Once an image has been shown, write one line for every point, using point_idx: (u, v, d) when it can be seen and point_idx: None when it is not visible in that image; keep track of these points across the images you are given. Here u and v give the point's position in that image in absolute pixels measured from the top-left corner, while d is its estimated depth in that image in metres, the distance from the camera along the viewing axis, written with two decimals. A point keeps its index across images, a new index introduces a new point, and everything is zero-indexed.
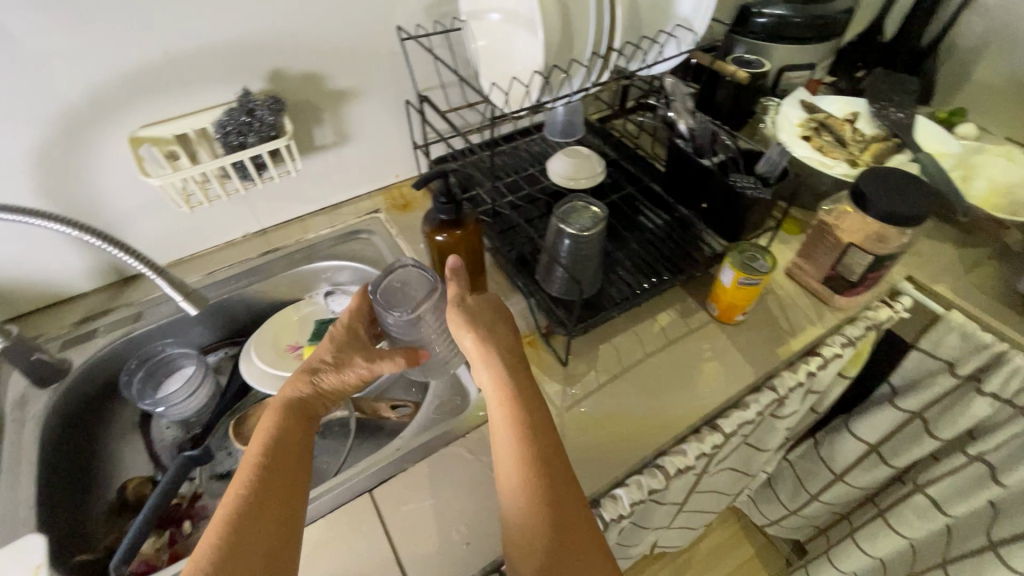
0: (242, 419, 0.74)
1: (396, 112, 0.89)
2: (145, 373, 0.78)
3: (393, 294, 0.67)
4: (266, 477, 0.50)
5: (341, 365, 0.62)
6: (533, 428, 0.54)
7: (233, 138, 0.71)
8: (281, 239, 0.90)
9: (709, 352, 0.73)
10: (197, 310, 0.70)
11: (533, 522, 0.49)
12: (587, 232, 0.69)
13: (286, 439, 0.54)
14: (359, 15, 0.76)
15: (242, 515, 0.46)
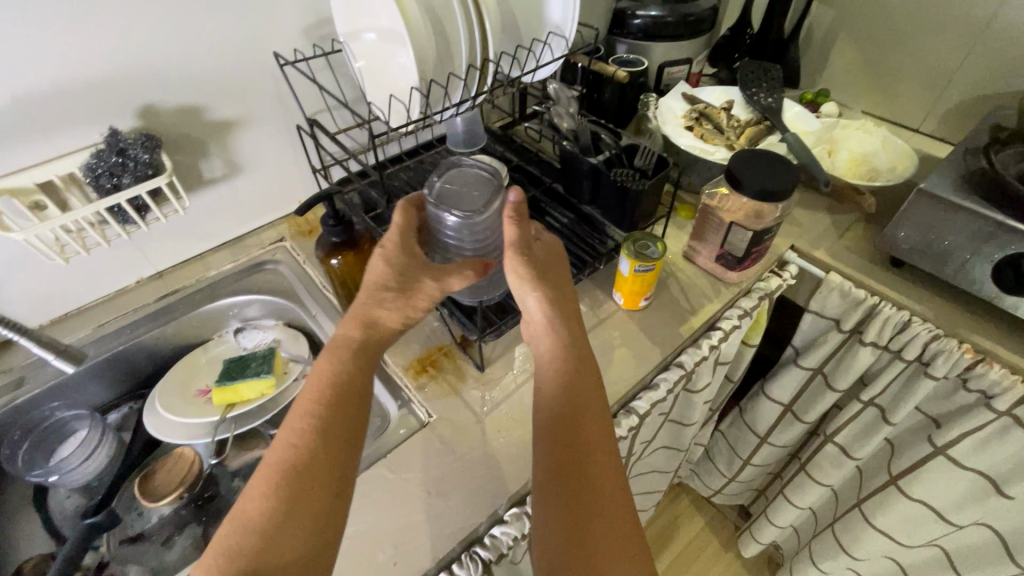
0: (148, 475, 0.71)
1: (288, 138, 0.87)
2: (35, 443, 0.72)
3: (450, 197, 0.62)
4: (326, 418, 0.49)
5: (402, 296, 0.58)
6: (578, 376, 0.55)
7: (105, 180, 0.67)
8: (180, 280, 0.86)
9: (619, 340, 0.77)
10: (75, 366, 0.70)
11: (569, 460, 0.51)
12: None
13: (346, 379, 0.53)
14: (231, 43, 0.74)
15: (303, 457, 0.46)
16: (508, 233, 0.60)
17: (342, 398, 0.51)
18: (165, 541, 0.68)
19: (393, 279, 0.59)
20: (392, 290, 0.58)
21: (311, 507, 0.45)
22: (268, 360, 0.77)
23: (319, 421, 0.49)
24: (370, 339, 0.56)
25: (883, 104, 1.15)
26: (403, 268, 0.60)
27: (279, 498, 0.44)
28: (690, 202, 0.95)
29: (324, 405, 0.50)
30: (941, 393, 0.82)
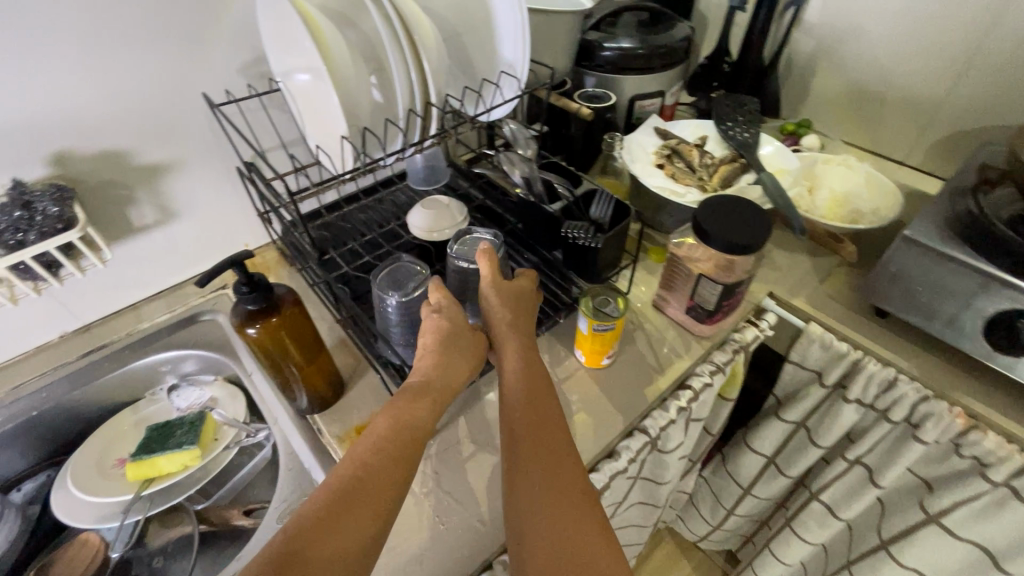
0: (45, 565, 0.66)
1: (229, 179, 0.81)
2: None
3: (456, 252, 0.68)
4: (393, 444, 0.48)
5: (458, 346, 0.58)
6: (542, 404, 0.55)
7: (9, 236, 0.61)
8: (107, 334, 0.79)
9: (578, 403, 0.70)
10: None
11: (548, 484, 0.50)
12: (416, 294, 0.63)
13: (421, 411, 0.52)
14: (156, 84, 0.68)
15: (370, 479, 0.45)
16: (483, 270, 0.62)
17: (410, 427, 0.50)
18: None
19: (444, 330, 0.57)
20: (444, 340, 0.57)
21: (362, 526, 0.43)
22: (195, 427, 0.70)
23: (382, 447, 0.48)
24: (440, 378, 0.54)
25: (866, 137, 1.10)
26: (452, 321, 0.59)
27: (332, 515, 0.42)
28: (660, 243, 0.90)
29: (393, 432, 0.49)
30: (932, 456, 0.76)
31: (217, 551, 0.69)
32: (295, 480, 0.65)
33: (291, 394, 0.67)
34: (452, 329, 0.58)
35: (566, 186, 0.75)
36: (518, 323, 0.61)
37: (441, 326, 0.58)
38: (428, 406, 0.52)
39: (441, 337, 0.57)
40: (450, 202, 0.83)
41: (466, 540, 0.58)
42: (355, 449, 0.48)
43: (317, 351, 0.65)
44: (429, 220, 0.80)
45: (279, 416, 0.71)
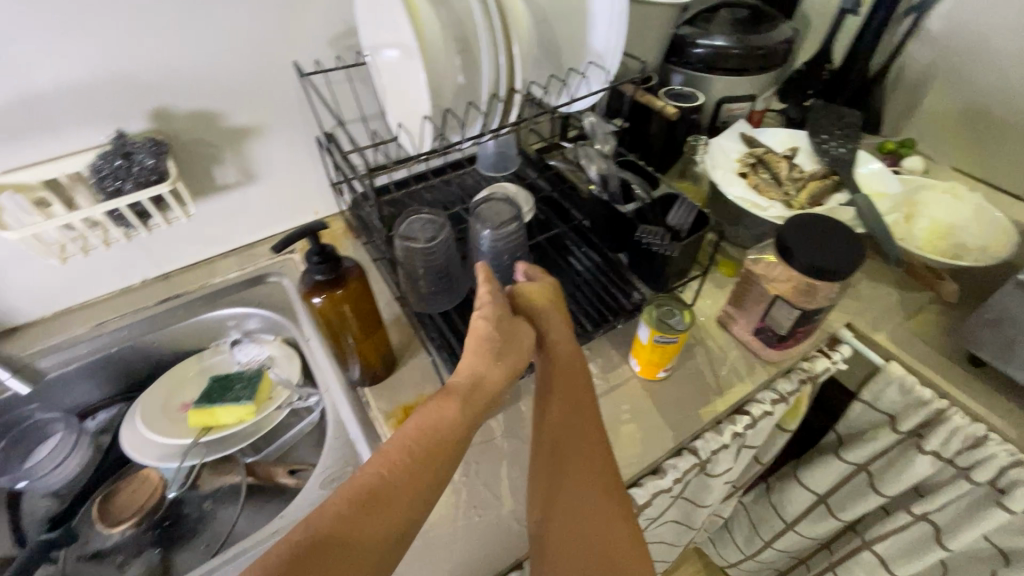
0: (109, 496, 0.69)
1: (307, 148, 0.83)
2: (11, 443, 0.72)
3: (484, 211, 0.72)
4: (431, 446, 0.43)
5: (512, 350, 0.50)
6: (585, 423, 0.53)
7: (108, 182, 0.65)
8: (183, 284, 0.84)
9: (628, 414, 0.68)
10: (29, 388, 0.73)
11: (579, 504, 0.50)
12: (506, 226, 0.70)
13: (461, 412, 0.46)
14: (251, 49, 0.70)
15: (402, 482, 0.41)
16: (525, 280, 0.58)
17: (451, 430, 0.44)
18: (121, 565, 0.65)
19: (493, 333, 0.49)
20: (493, 342, 0.49)
21: (389, 533, 0.39)
22: (252, 384, 0.73)
23: (418, 449, 0.43)
24: (484, 382, 0.48)
25: (979, 164, 1.00)
26: (503, 320, 0.51)
27: (360, 516, 0.39)
28: (734, 258, 0.85)
29: (431, 433, 0.44)
30: (1015, 525, 0.69)
31: (260, 504, 0.72)
32: (339, 448, 0.67)
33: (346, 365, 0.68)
34: (501, 330, 0.50)
35: (643, 188, 0.73)
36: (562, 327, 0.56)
37: (490, 323, 0.50)
38: (472, 409, 0.46)
39: (489, 338, 0.49)
40: (515, 191, 0.84)
41: (498, 537, 0.58)
42: (387, 446, 0.43)
43: (375, 325, 0.66)
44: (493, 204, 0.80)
45: (330, 384, 0.73)
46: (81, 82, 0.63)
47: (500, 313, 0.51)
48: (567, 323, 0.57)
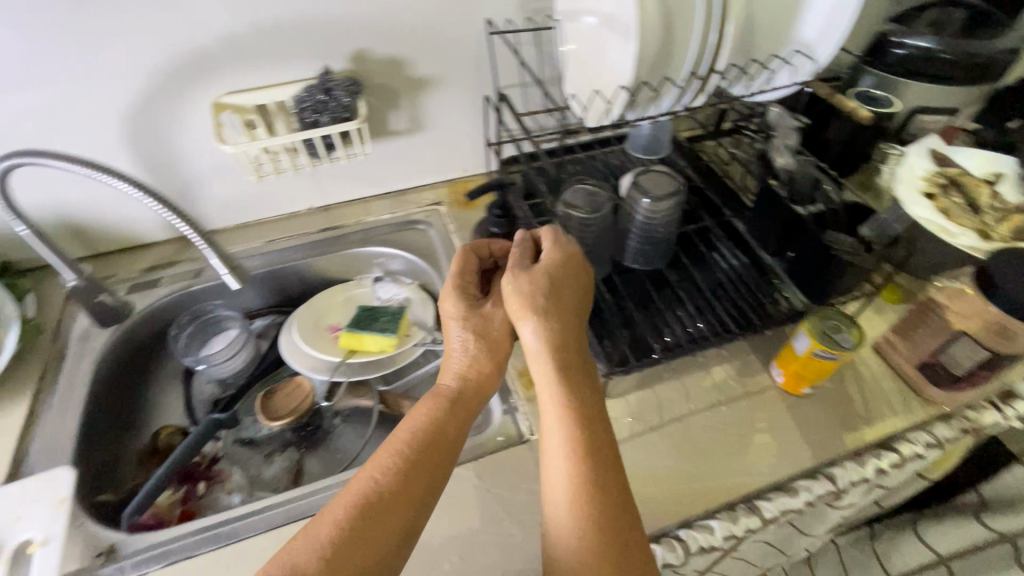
0: (269, 393, 0.75)
1: (473, 105, 0.86)
2: (197, 327, 0.80)
3: (649, 181, 0.70)
4: (421, 447, 0.49)
5: (487, 351, 0.56)
6: (582, 409, 0.50)
7: (309, 114, 0.72)
8: (342, 218, 0.90)
9: (763, 424, 0.65)
10: (239, 287, 0.69)
11: (578, 485, 0.46)
12: (662, 205, 0.69)
13: (449, 417, 0.52)
14: (449, 3, 0.73)
15: (395, 479, 0.46)
16: (546, 257, 0.58)
17: (439, 429, 0.51)
18: (268, 455, 0.73)
19: (469, 338, 0.57)
20: (470, 348, 0.56)
21: (394, 527, 0.44)
22: (395, 319, 0.78)
23: (413, 450, 0.48)
24: (470, 382, 0.55)
25: None
26: (466, 322, 0.57)
27: (364, 516, 0.43)
28: (900, 284, 0.78)
29: (420, 438, 0.49)
30: None
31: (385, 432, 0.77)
32: None
33: None
34: (490, 334, 0.57)
35: (835, 190, 0.70)
36: (552, 311, 0.54)
37: (466, 330, 0.57)
38: (457, 414, 0.53)
39: (467, 347, 0.56)
40: None
41: None
42: (376, 453, 0.48)
43: None
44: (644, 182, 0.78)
45: None
46: (304, 18, 0.68)
47: (477, 318, 0.57)
48: (567, 310, 0.55)
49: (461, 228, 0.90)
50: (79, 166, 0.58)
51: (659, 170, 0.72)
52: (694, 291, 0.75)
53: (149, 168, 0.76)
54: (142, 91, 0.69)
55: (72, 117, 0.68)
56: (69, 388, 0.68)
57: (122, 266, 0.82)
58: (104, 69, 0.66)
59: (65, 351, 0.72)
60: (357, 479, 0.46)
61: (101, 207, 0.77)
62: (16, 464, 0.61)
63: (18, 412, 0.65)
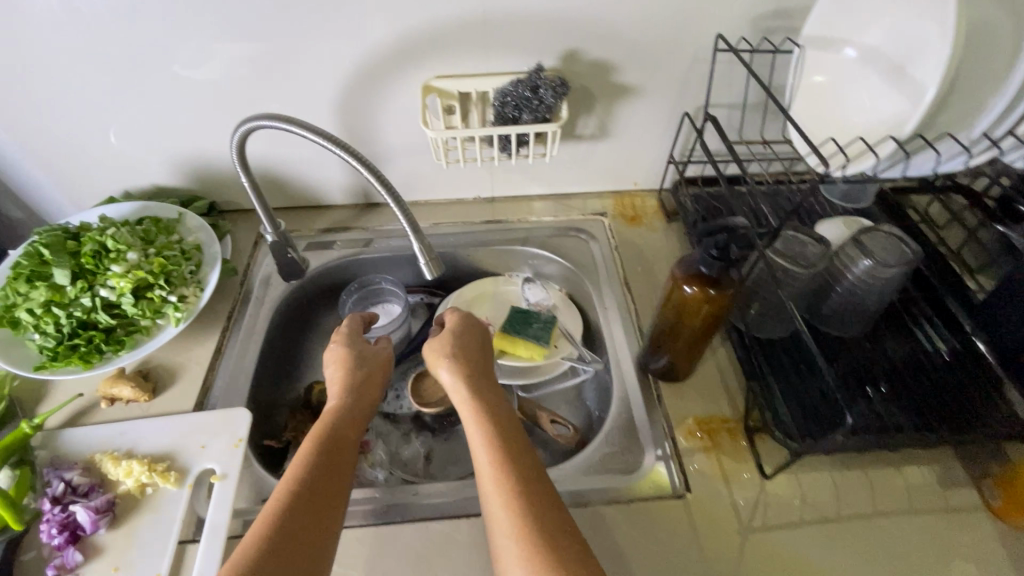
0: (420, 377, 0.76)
1: (668, 120, 0.80)
2: (362, 296, 0.83)
3: (879, 242, 0.61)
4: (324, 449, 0.52)
5: (366, 377, 0.62)
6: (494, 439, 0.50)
7: (510, 110, 0.70)
8: (505, 213, 0.90)
9: (966, 551, 0.55)
10: (433, 279, 0.60)
11: (496, 483, 0.47)
12: (886, 268, 0.58)
13: (346, 422, 0.56)
14: (678, 12, 0.68)
15: (315, 479, 0.48)
16: (452, 319, 0.65)
17: (343, 433, 0.54)
18: (407, 435, 0.74)
19: (347, 361, 0.62)
20: (349, 361, 0.61)
21: (319, 526, 0.46)
22: (548, 327, 0.76)
23: (316, 454, 0.51)
24: (356, 393, 0.59)
25: None
26: (347, 342, 0.64)
27: (286, 513, 0.45)
28: None
29: (323, 441, 0.52)
30: None
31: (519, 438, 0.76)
32: (621, 430, 0.65)
33: (655, 353, 0.66)
34: (360, 358, 0.63)
35: None
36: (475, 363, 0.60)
37: (341, 349, 0.63)
38: (351, 420, 0.56)
39: (340, 360, 0.62)
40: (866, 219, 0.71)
41: None
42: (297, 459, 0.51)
43: (707, 337, 0.60)
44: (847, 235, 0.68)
45: (623, 358, 0.72)
46: (529, 13, 0.67)
47: (342, 344, 0.64)
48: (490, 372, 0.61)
49: (625, 245, 0.85)
50: (308, 132, 0.56)
51: (885, 233, 0.61)
52: (886, 368, 0.65)
53: (348, 137, 0.80)
54: (363, 66, 0.71)
55: (299, 81, 0.73)
56: (250, 329, 0.75)
57: (303, 223, 0.87)
58: (337, 40, 0.69)
59: (250, 293, 0.78)
60: (281, 485, 0.48)
61: (300, 168, 0.82)
62: (204, 393, 0.67)
63: (210, 344, 0.71)
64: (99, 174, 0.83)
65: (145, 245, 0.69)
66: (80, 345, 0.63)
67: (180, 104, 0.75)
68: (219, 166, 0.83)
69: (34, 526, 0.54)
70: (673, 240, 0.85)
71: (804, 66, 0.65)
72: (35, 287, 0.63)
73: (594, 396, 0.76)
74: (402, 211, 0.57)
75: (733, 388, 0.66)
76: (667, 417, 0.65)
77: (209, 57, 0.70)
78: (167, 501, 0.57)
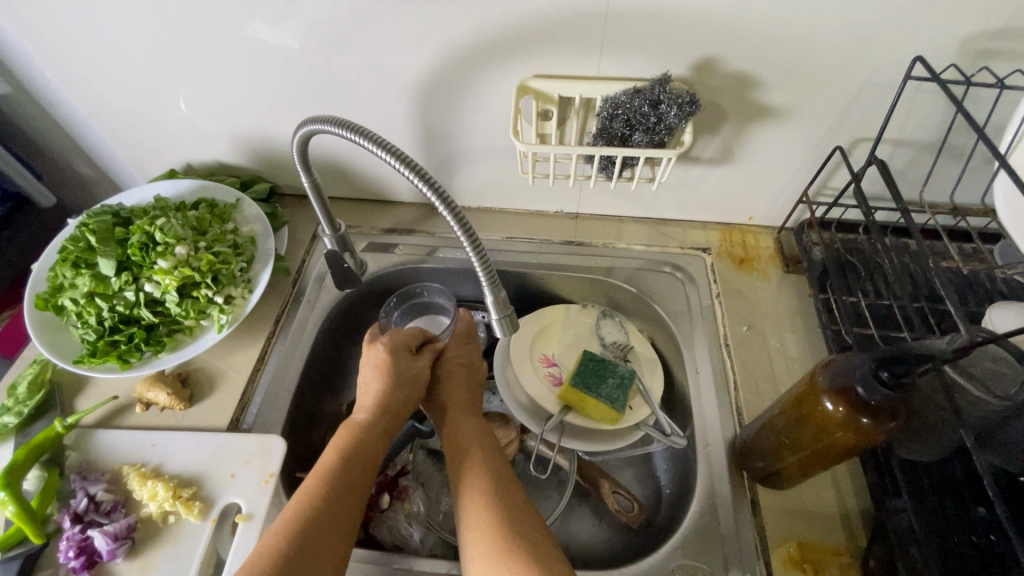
0: None
1: (811, 151, 0.65)
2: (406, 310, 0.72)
3: None
4: (355, 459, 0.49)
5: (404, 391, 0.55)
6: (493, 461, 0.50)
7: (620, 127, 0.57)
8: (589, 234, 0.78)
9: None
10: (504, 337, 0.51)
11: (486, 512, 0.45)
12: None
13: (374, 440, 0.51)
14: (864, 21, 0.51)
15: (337, 477, 0.46)
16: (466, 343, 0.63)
17: (365, 444, 0.50)
18: (449, 483, 0.66)
19: (379, 364, 0.55)
20: (391, 375, 0.54)
21: (337, 529, 0.44)
22: (625, 387, 0.65)
23: (336, 470, 0.47)
24: (390, 414, 0.53)
25: None
26: (391, 352, 0.56)
27: (297, 530, 0.42)
28: None
29: (343, 457, 0.48)
30: None
31: (574, 501, 0.67)
32: (703, 538, 0.54)
33: (756, 451, 0.53)
34: (401, 370, 0.56)
35: None
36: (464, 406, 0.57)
37: (372, 359, 0.56)
38: (375, 435, 0.52)
39: (387, 370, 0.55)
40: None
41: None
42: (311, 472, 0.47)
43: (840, 458, 0.47)
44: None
45: (713, 443, 0.59)
46: (666, 7, 0.53)
47: (388, 353, 0.56)
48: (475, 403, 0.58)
49: (730, 295, 0.71)
50: (365, 141, 0.45)
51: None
52: None
53: (426, 132, 0.70)
54: (452, 54, 0.60)
55: (376, 64, 0.63)
56: (297, 338, 0.67)
57: (366, 220, 0.79)
58: (426, 22, 0.58)
59: (302, 294, 0.71)
60: (296, 503, 0.44)
61: (369, 160, 0.74)
62: (241, 410, 0.61)
63: (253, 351, 0.65)
64: (163, 144, 0.78)
65: (196, 237, 0.63)
66: (120, 342, 0.59)
67: (247, 80, 0.67)
68: (284, 148, 0.76)
69: (55, 540, 0.51)
70: (789, 294, 0.71)
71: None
72: (81, 274, 0.59)
73: (668, 470, 0.66)
74: (472, 243, 0.47)
75: (846, 507, 0.54)
76: (761, 532, 0.53)
77: (278, 29, 0.61)
78: (189, 536, 0.52)
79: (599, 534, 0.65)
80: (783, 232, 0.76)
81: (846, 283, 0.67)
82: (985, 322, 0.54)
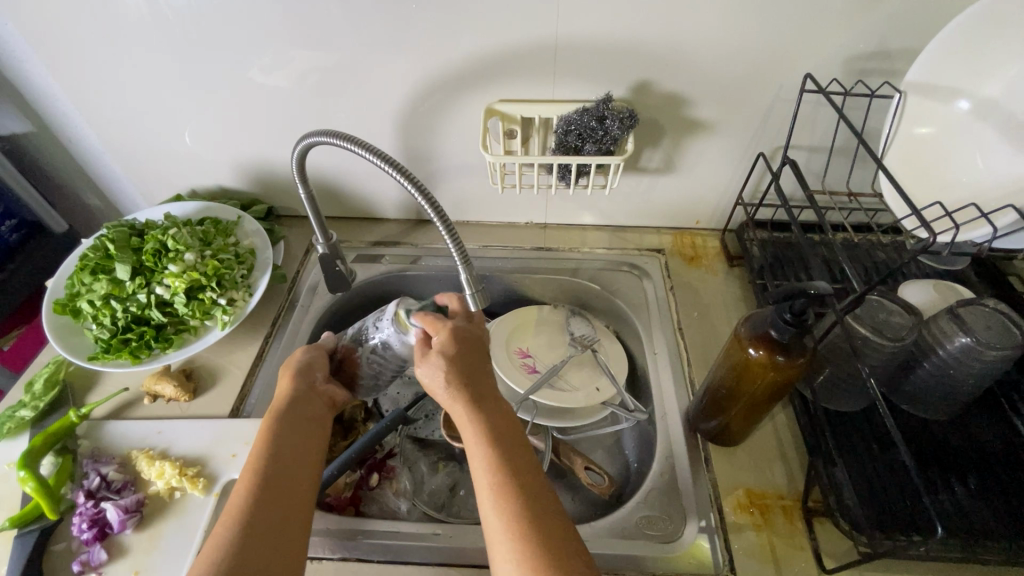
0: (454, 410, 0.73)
1: (740, 158, 0.75)
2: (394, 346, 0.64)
3: (992, 328, 0.52)
4: (284, 449, 0.49)
5: (310, 392, 0.57)
6: (493, 427, 0.48)
7: (573, 139, 0.67)
8: (556, 240, 0.87)
9: None
10: (478, 310, 0.57)
11: (500, 498, 0.43)
12: (993, 350, 0.50)
13: (303, 425, 0.52)
14: (763, 47, 0.63)
15: (274, 466, 0.47)
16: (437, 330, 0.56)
17: (293, 438, 0.50)
18: (433, 466, 0.72)
19: (294, 367, 0.59)
20: (296, 376, 0.57)
21: (282, 527, 0.43)
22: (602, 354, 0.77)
23: (269, 456, 0.48)
24: (303, 402, 0.55)
25: None
26: (308, 353, 0.61)
27: (239, 531, 0.42)
28: None
29: (274, 439, 0.49)
30: None
31: (551, 479, 0.73)
32: (665, 492, 0.59)
33: (705, 412, 0.61)
34: (305, 373, 0.58)
35: None
36: (462, 361, 0.53)
37: (301, 358, 0.60)
38: (297, 430, 0.51)
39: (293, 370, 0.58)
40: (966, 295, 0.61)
41: None
42: (241, 476, 0.46)
43: (769, 403, 0.55)
44: (938, 304, 0.60)
45: (670, 413, 0.66)
46: (603, 41, 0.64)
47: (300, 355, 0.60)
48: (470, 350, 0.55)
49: (681, 287, 0.80)
50: (354, 146, 0.54)
51: (991, 308, 0.53)
52: (986, 467, 0.55)
53: (408, 153, 0.80)
54: (429, 86, 0.71)
55: (362, 96, 0.73)
56: (293, 336, 0.74)
57: (355, 235, 0.88)
58: (407, 59, 0.68)
59: (298, 299, 0.78)
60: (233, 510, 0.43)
61: (358, 180, 0.83)
62: (241, 400, 0.67)
63: (252, 350, 0.72)
64: (170, 173, 0.87)
65: (203, 246, 0.70)
66: (131, 340, 0.65)
67: (250, 114, 0.77)
68: (281, 172, 0.85)
69: (68, 516, 0.56)
70: (733, 285, 0.80)
71: (904, 116, 0.63)
72: (98, 279, 0.66)
73: (634, 446, 0.72)
74: (443, 222, 0.53)
75: (789, 460, 0.61)
76: (714, 484, 0.59)
77: (278, 70, 0.71)
78: (193, 509, 0.57)
79: (574, 508, 0.70)
80: (727, 233, 0.86)
81: (782, 271, 0.75)
82: (897, 294, 0.63)
